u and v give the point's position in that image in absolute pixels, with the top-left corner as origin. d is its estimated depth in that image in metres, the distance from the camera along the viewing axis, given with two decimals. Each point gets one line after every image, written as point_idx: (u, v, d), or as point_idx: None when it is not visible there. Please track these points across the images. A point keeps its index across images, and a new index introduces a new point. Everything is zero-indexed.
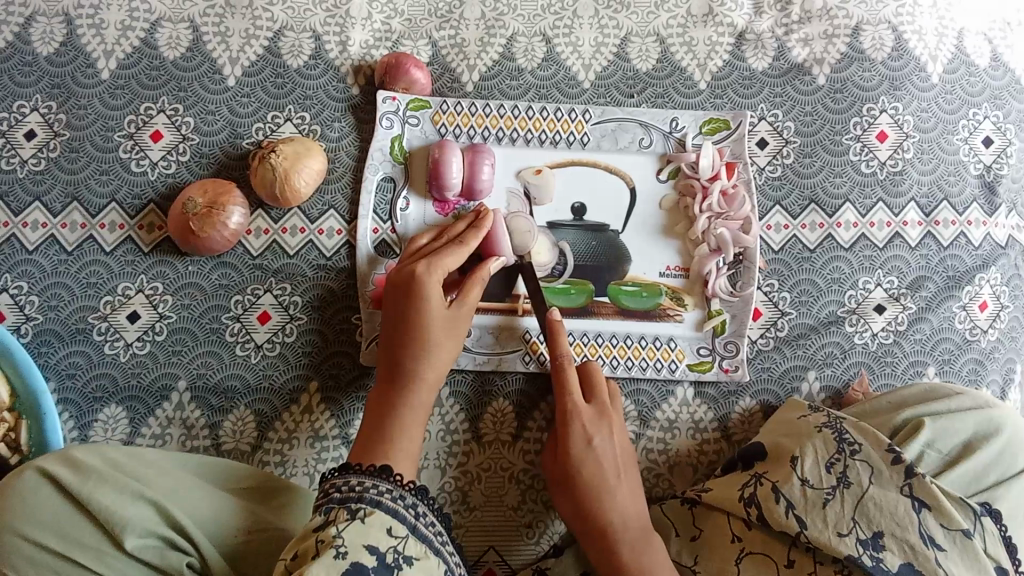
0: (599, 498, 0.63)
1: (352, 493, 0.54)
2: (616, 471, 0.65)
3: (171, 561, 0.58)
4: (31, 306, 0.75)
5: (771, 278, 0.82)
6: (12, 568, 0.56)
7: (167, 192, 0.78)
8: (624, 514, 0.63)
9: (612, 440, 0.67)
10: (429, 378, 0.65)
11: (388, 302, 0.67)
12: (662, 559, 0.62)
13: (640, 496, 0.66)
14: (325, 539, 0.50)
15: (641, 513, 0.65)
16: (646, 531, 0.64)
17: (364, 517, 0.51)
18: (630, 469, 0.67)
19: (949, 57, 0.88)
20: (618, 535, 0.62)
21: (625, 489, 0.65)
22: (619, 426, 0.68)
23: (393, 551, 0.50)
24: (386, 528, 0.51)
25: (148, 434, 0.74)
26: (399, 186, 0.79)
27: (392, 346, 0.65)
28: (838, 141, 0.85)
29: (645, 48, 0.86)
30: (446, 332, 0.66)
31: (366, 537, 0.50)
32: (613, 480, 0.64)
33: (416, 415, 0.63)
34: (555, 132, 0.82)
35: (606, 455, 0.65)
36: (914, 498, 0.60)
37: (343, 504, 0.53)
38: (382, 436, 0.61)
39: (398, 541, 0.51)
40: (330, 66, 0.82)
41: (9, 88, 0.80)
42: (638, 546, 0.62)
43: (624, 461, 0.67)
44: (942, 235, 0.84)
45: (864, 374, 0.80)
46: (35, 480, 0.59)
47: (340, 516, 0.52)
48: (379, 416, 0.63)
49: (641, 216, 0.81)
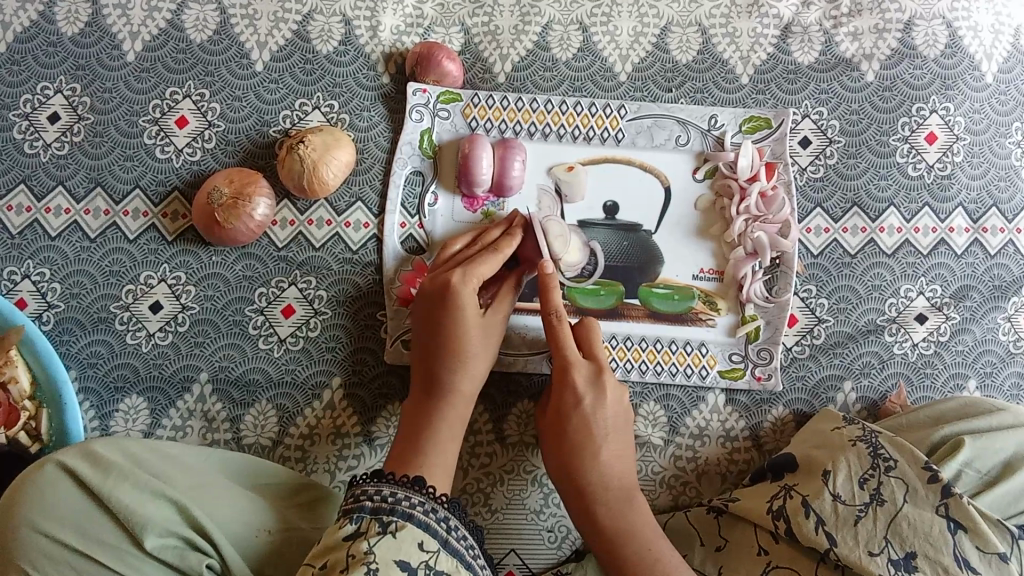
0: (584, 458, 0.62)
1: (384, 503, 0.53)
2: (606, 430, 0.64)
3: (191, 563, 0.56)
4: (53, 294, 0.74)
5: (809, 284, 0.79)
6: (34, 566, 0.55)
7: (192, 180, 0.77)
8: (607, 474, 0.62)
9: (604, 400, 0.64)
10: (464, 391, 0.64)
11: (421, 309, 0.66)
12: (645, 521, 0.62)
13: (630, 452, 0.65)
14: (356, 554, 0.48)
15: (627, 471, 0.64)
16: (630, 491, 0.63)
17: (395, 532, 0.50)
18: (623, 427, 0.65)
19: (1004, 56, 0.84)
20: (598, 497, 0.62)
21: (613, 447, 0.64)
22: (618, 388, 0.66)
23: (424, 567, 0.49)
24: (417, 541, 0.50)
25: (169, 425, 0.73)
26: (427, 181, 0.77)
27: (429, 357, 0.64)
28: (885, 142, 0.81)
29: (686, 39, 0.82)
30: (481, 341, 0.65)
31: (397, 553, 0.49)
32: (600, 439, 0.63)
33: (448, 429, 0.62)
34: (588, 128, 0.79)
35: (598, 416, 0.64)
36: (950, 518, 0.57)
37: (374, 515, 0.52)
38: (419, 444, 0.60)
39: (429, 556, 0.50)
40: (360, 53, 0.80)
41: (33, 69, 0.78)
42: (618, 506, 0.62)
43: (617, 422, 0.64)
44: (989, 243, 0.80)
45: (902, 385, 0.77)
46: (55, 476, 0.58)
47: (371, 529, 0.50)
48: (413, 429, 0.62)
49: (675, 217, 0.79)
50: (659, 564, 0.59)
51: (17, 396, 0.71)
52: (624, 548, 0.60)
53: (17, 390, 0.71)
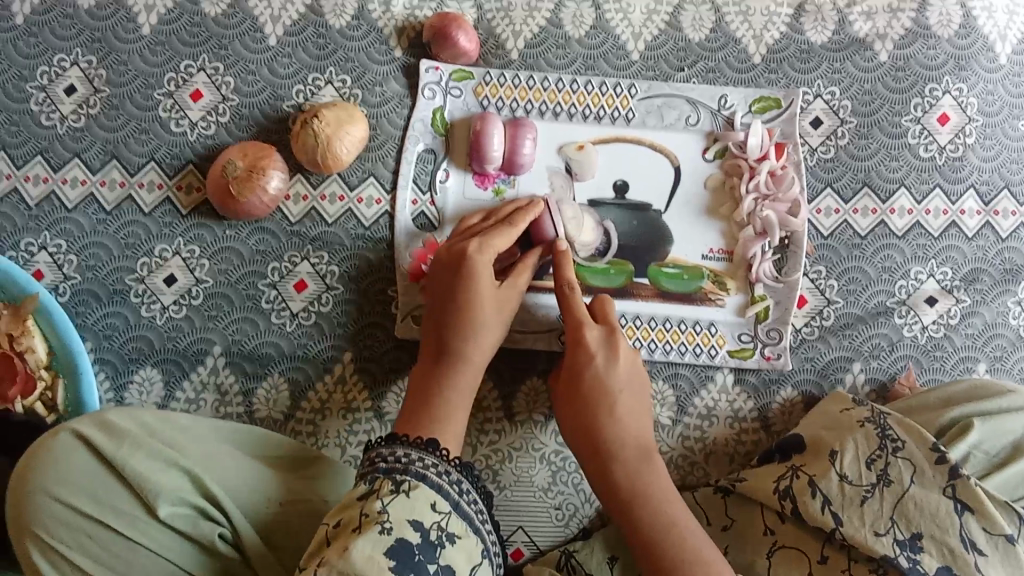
0: (600, 417, 0.62)
1: (398, 464, 0.54)
2: (620, 391, 0.64)
3: (203, 531, 0.58)
4: (69, 265, 0.75)
5: (819, 265, 0.79)
6: (50, 532, 0.57)
7: (206, 154, 0.77)
8: (623, 434, 0.62)
9: (616, 362, 0.64)
10: (476, 359, 0.64)
11: (437, 279, 0.67)
12: (661, 484, 0.62)
13: (647, 418, 0.65)
14: (370, 513, 0.49)
15: (644, 434, 0.64)
16: (647, 452, 0.63)
17: (408, 491, 0.51)
18: (639, 389, 0.65)
19: (1018, 37, 0.84)
20: (614, 456, 0.62)
21: (629, 410, 0.63)
22: (631, 352, 0.66)
23: (436, 528, 0.50)
24: (430, 502, 0.51)
25: (183, 397, 0.74)
26: (439, 158, 0.78)
27: (441, 324, 0.65)
28: (898, 123, 0.81)
29: (699, 17, 0.82)
30: (494, 312, 0.65)
31: (410, 513, 0.50)
32: (615, 398, 0.63)
33: (460, 394, 0.62)
34: (599, 107, 0.79)
35: (611, 377, 0.64)
36: (957, 500, 0.57)
37: (388, 475, 0.52)
38: (431, 408, 0.61)
39: (442, 518, 0.51)
40: (373, 28, 0.80)
41: (49, 41, 0.79)
42: (635, 467, 0.62)
43: (632, 384, 0.64)
44: (1000, 226, 0.80)
45: (911, 368, 0.78)
46: (70, 444, 0.59)
47: (384, 487, 0.51)
48: (425, 390, 0.62)
49: (684, 196, 0.79)
50: (673, 529, 0.59)
51: (34, 365, 0.72)
52: (638, 511, 0.60)
53: (34, 360, 0.72)
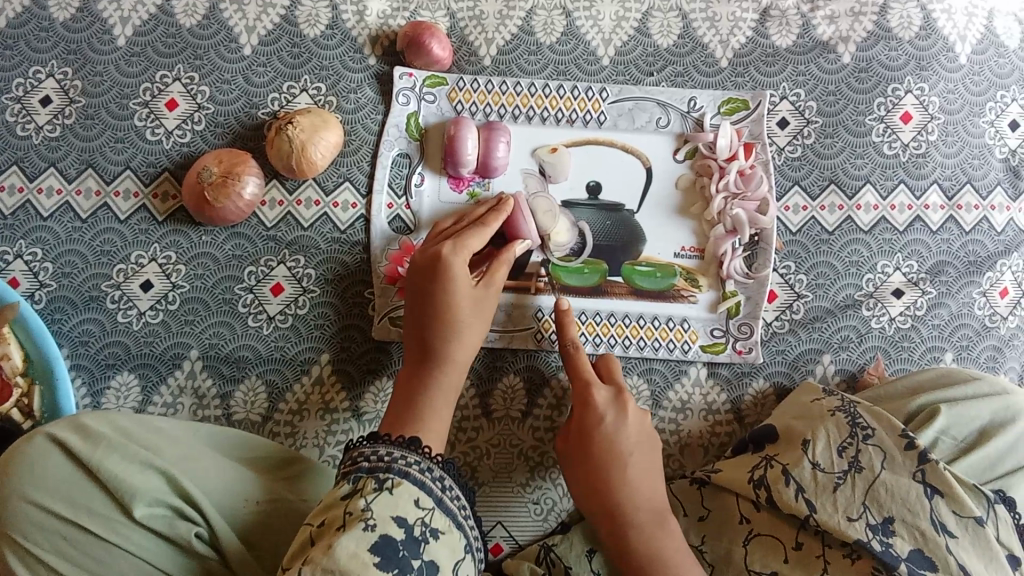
0: (612, 480, 0.63)
1: (381, 463, 0.54)
2: (631, 452, 0.65)
3: (180, 531, 0.58)
4: (45, 273, 0.76)
5: (788, 261, 0.80)
6: (26, 535, 0.57)
7: (182, 161, 0.78)
8: (636, 496, 0.63)
9: (626, 420, 0.66)
10: (457, 359, 0.65)
11: (413, 286, 0.67)
12: (675, 545, 0.62)
13: (659, 476, 0.66)
14: (354, 512, 0.50)
15: (658, 495, 0.64)
16: (660, 513, 0.63)
17: (392, 489, 0.51)
18: (649, 449, 0.66)
19: (977, 38, 0.86)
20: (629, 519, 0.62)
21: (640, 471, 0.64)
22: (640, 413, 0.67)
23: (420, 524, 0.50)
24: (413, 499, 0.51)
25: (160, 402, 0.74)
26: (414, 162, 0.79)
27: (420, 326, 0.65)
28: (861, 122, 0.83)
29: (667, 23, 0.84)
30: (472, 311, 0.66)
31: (393, 510, 0.50)
32: (626, 460, 0.64)
33: (443, 397, 0.63)
34: (571, 110, 0.81)
35: (621, 437, 0.65)
36: (927, 484, 0.59)
37: (371, 474, 0.53)
38: (415, 410, 0.62)
39: (425, 514, 0.51)
40: (347, 36, 0.81)
41: (25, 53, 0.80)
42: (649, 528, 0.62)
43: (642, 445, 0.66)
44: (964, 220, 0.82)
45: (879, 358, 0.79)
46: (46, 447, 0.59)
47: (367, 486, 0.52)
48: (407, 393, 0.63)
49: (656, 197, 0.80)
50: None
51: (10, 372, 0.72)
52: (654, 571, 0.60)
53: (10, 366, 0.72)
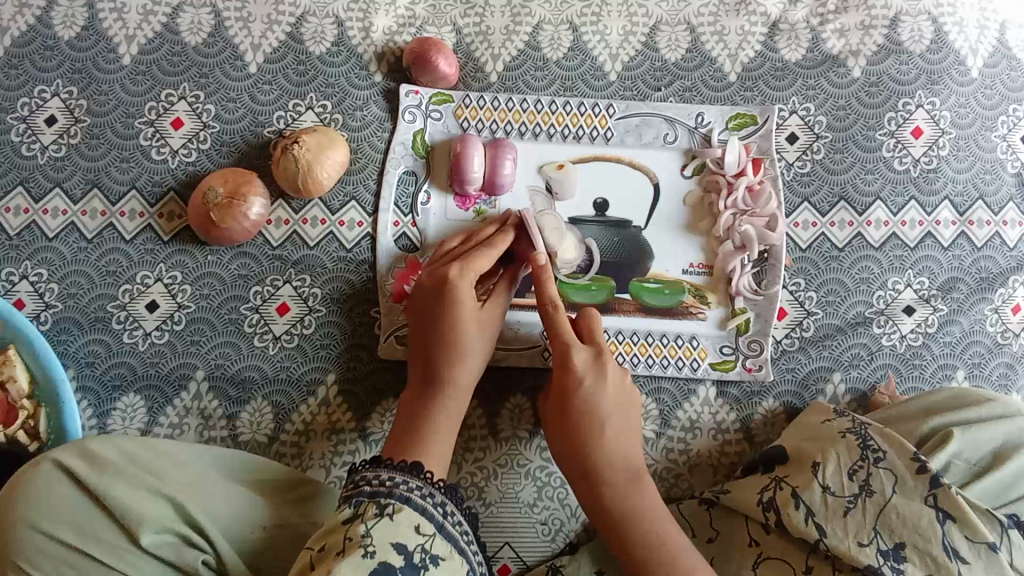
0: (588, 440, 0.62)
1: (383, 487, 0.53)
2: (608, 412, 0.63)
3: (187, 559, 0.57)
4: (51, 294, 0.75)
5: (798, 278, 0.80)
6: (31, 563, 0.56)
7: (187, 181, 0.78)
8: (611, 456, 0.62)
9: (603, 382, 0.64)
10: (462, 382, 0.64)
11: (420, 306, 0.67)
12: (650, 505, 0.62)
13: (637, 436, 0.65)
14: (353, 537, 0.49)
15: (633, 455, 0.64)
16: (635, 474, 0.63)
17: (392, 515, 0.51)
18: (627, 408, 0.65)
19: (989, 51, 0.85)
20: (603, 478, 0.62)
21: (616, 433, 0.63)
22: (618, 369, 0.65)
23: (420, 550, 0.50)
24: (414, 525, 0.51)
25: (167, 422, 0.74)
26: (420, 180, 0.78)
27: (425, 346, 0.65)
28: (872, 137, 0.82)
29: (675, 37, 0.83)
30: (478, 334, 0.66)
31: (394, 536, 0.49)
32: (603, 423, 0.63)
33: (450, 417, 0.62)
34: (578, 127, 0.80)
35: (599, 397, 0.63)
36: (938, 508, 0.57)
37: (373, 498, 0.52)
38: (416, 430, 0.61)
39: (426, 540, 0.51)
40: (352, 53, 0.81)
41: (30, 73, 0.79)
42: (623, 490, 0.62)
43: (620, 402, 0.64)
44: (976, 236, 0.81)
45: (891, 376, 0.78)
46: (53, 475, 0.59)
47: (369, 511, 0.51)
48: (411, 414, 0.62)
49: (664, 213, 0.80)
50: (665, 545, 0.60)
51: (16, 395, 0.72)
52: (630, 534, 0.61)
53: (16, 389, 0.72)
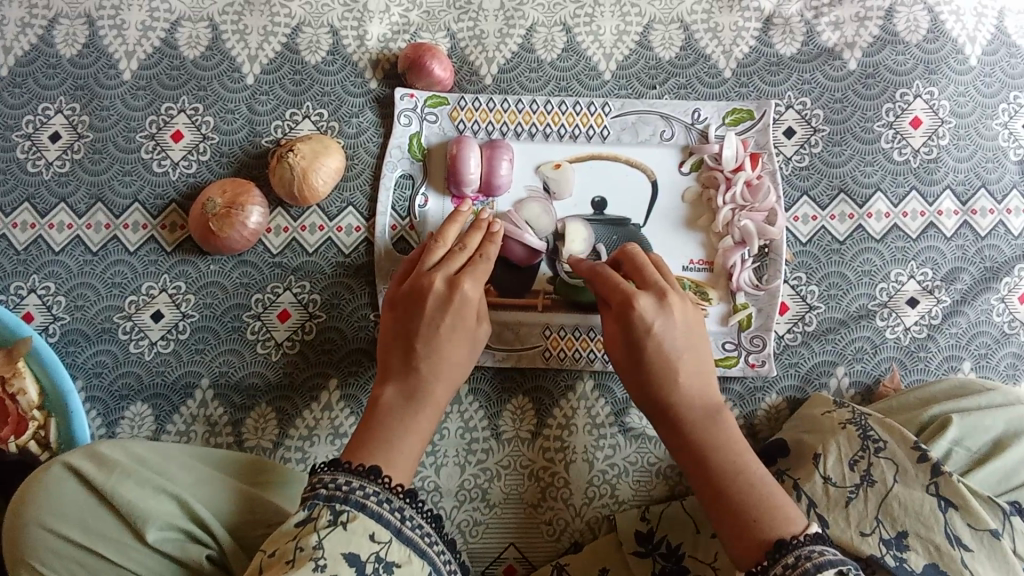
0: (662, 381, 0.61)
1: (338, 491, 0.52)
2: (679, 349, 0.62)
3: (192, 555, 0.58)
4: (59, 306, 0.77)
5: (799, 271, 0.79)
6: (44, 563, 0.58)
7: (188, 192, 0.79)
8: (688, 393, 0.61)
9: (671, 316, 0.62)
10: (440, 395, 0.61)
11: (401, 310, 0.64)
12: (730, 434, 0.61)
13: (711, 377, 0.64)
14: (305, 548, 0.48)
15: (710, 394, 0.63)
16: (713, 409, 0.62)
17: (346, 523, 0.50)
18: (697, 346, 0.63)
19: (987, 38, 0.84)
20: (680, 415, 0.61)
21: (692, 369, 0.62)
22: (682, 303, 0.64)
23: (374, 559, 0.49)
24: (369, 533, 0.50)
25: (174, 430, 0.75)
26: (417, 182, 0.79)
27: (406, 345, 0.62)
28: (869, 128, 0.82)
29: (669, 35, 0.84)
30: (462, 340, 0.63)
31: (345, 546, 0.49)
32: (677, 358, 0.62)
33: (418, 427, 0.59)
34: (574, 126, 0.81)
35: (668, 333, 0.62)
36: (940, 497, 0.57)
37: (328, 502, 0.51)
38: (378, 436, 0.57)
39: (381, 547, 0.50)
40: (348, 62, 0.82)
41: (33, 91, 0.81)
42: (702, 424, 0.61)
43: (688, 338, 0.63)
44: (979, 225, 0.80)
45: (895, 368, 0.78)
46: (62, 475, 0.60)
47: (322, 518, 0.50)
48: (383, 413, 0.59)
49: (663, 210, 0.80)
50: (742, 473, 0.58)
51: (26, 406, 0.73)
52: (709, 463, 0.59)
53: (26, 401, 0.73)
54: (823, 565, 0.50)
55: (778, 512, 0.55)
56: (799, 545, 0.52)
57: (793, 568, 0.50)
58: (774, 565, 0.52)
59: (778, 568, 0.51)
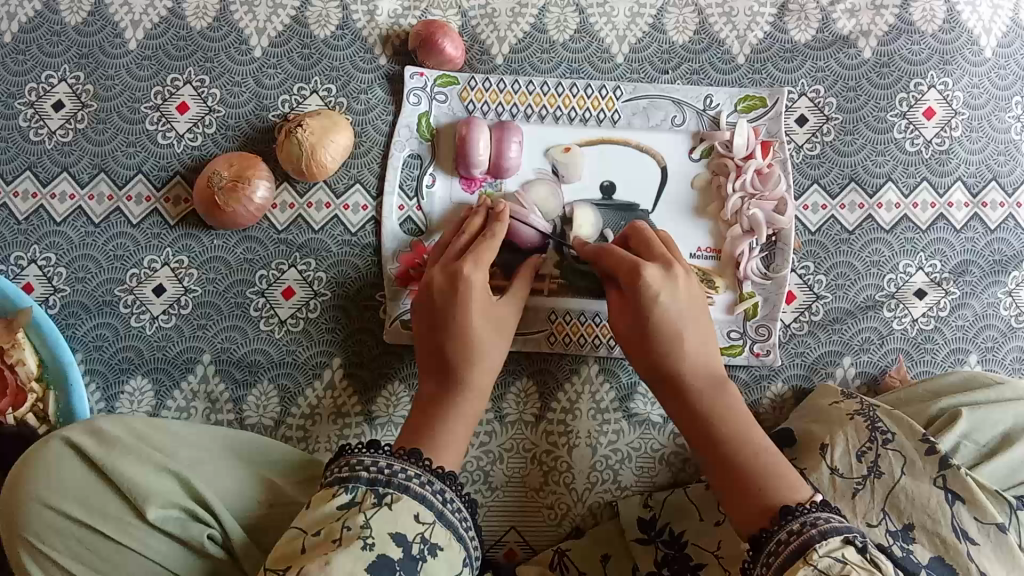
0: (669, 350, 0.62)
1: (380, 475, 0.51)
2: (685, 321, 0.62)
3: (194, 533, 0.57)
4: (59, 278, 0.76)
5: (807, 261, 0.79)
6: (43, 539, 0.57)
7: (193, 165, 0.78)
8: (694, 363, 0.62)
9: (677, 286, 0.63)
10: (478, 381, 0.62)
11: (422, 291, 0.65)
12: (738, 406, 0.61)
13: (715, 350, 0.64)
14: (352, 528, 0.48)
15: (715, 365, 0.63)
16: (716, 381, 0.62)
17: (391, 504, 0.50)
18: (701, 320, 0.64)
19: (1003, 30, 0.84)
20: (686, 383, 0.61)
21: (697, 341, 0.63)
22: (687, 276, 0.64)
23: (419, 540, 0.49)
24: (414, 513, 0.50)
25: (174, 405, 0.74)
26: (426, 163, 0.78)
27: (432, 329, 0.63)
28: (882, 118, 0.81)
29: (683, 19, 0.83)
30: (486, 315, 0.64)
31: (393, 526, 0.49)
32: (683, 330, 0.62)
33: (463, 412, 0.61)
34: (584, 109, 0.80)
35: (674, 303, 0.62)
36: (947, 490, 0.57)
37: (371, 485, 0.51)
38: (427, 424, 0.59)
39: (426, 528, 0.50)
40: (357, 37, 0.81)
41: (37, 58, 0.80)
42: (708, 392, 0.61)
43: (693, 310, 0.63)
44: (989, 218, 0.80)
45: (902, 360, 0.78)
46: (61, 451, 0.59)
47: (366, 500, 0.50)
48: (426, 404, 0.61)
49: (671, 196, 0.79)
50: (750, 442, 0.58)
51: (25, 378, 0.72)
52: (714, 429, 0.59)
53: (25, 372, 0.72)
54: (829, 533, 0.49)
55: (783, 480, 0.55)
56: (807, 513, 0.51)
57: (797, 536, 0.50)
58: (781, 529, 0.51)
59: (783, 534, 0.51)
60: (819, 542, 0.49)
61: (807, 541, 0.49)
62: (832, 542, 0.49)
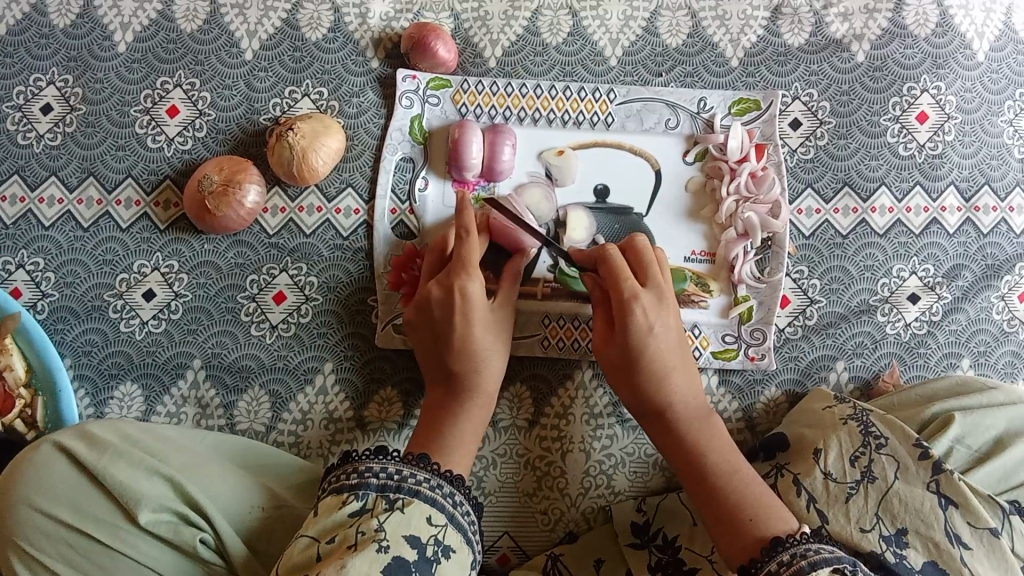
0: (659, 384, 0.61)
1: (390, 481, 0.51)
2: (673, 354, 0.62)
3: (185, 538, 0.56)
4: (48, 283, 0.75)
5: (801, 265, 0.79)
6: (34, 545, 0.56)
7: (183, 169, 0.77)
8: (683, 396, 0.62)
9: (666, 320, 0.62)
10: (488, 390, 0.63)
11: (422, 315, 0.64)
12: (724, 438, 0.62)
13: (699, 380, 0.64)
14: (366, 532, 0.48)
15: (701, 396, 0.63)
16: (704, 412, 0.63)
17: (403, 508, 0.50)
18: (686, 352, 0.64)
19: (995, 35, 0.84)
20: (675, 415, 0.61)
21: (684, 373, 0.62)
22: (675, 308, 0.64)
23: (433, 542, 0.49)
24: (426, 516, 0.50)
25: (164, 411, 0.74)
26: (418, 166, 0.77)
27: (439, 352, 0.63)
28: (875, 122, 0.81)
29: (676, 22, 0.82)
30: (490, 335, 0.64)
31: (406, 528, 0.48)
32: (672, 365, 0.62)
33: (475, 418, 0.61)
34: (578, 112, 0.79)
35: (663, 337, 0.62)
36: (940, 495, 0.57)
37: (381, 492, 0.50)
38: (442, 432, 0.59)
39: (439, 530, 0.50)
40: (349, 39, 0.80)
41: (25, 61, 0.79)
42: (696, 424, 0.61)
43: (679, 342, 0.63)
44: (982, 222, 0.80)
45: (895, 364, 0.78)
46: (51, 455, 0.58)
47: (378, 506, 0.50)
48: (437, 418, 0.61)
49: (665, 200, 0.78)
50: (738, 474, 0.59)
51: (13, 383, 0.71)
52: (703, 462, 0.60)
53: (12, 378, 0.71)
54: (817, 563, 0.50)
55: (770, 511, 0.56)
56: (795, 543, 0.52)
57: (787, 566, 0.51)
58: (771, 560, 0.52)
59: (773, 565, 0.51)
60: (809, 572, 0.49)
61: (797, 571, 0.50)
62: (822, 572, 0.49)
